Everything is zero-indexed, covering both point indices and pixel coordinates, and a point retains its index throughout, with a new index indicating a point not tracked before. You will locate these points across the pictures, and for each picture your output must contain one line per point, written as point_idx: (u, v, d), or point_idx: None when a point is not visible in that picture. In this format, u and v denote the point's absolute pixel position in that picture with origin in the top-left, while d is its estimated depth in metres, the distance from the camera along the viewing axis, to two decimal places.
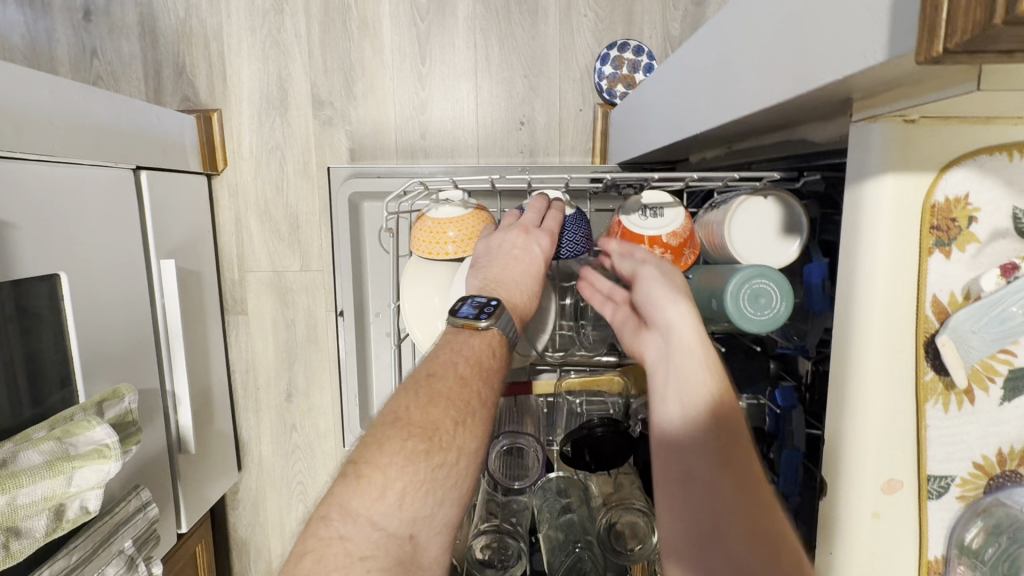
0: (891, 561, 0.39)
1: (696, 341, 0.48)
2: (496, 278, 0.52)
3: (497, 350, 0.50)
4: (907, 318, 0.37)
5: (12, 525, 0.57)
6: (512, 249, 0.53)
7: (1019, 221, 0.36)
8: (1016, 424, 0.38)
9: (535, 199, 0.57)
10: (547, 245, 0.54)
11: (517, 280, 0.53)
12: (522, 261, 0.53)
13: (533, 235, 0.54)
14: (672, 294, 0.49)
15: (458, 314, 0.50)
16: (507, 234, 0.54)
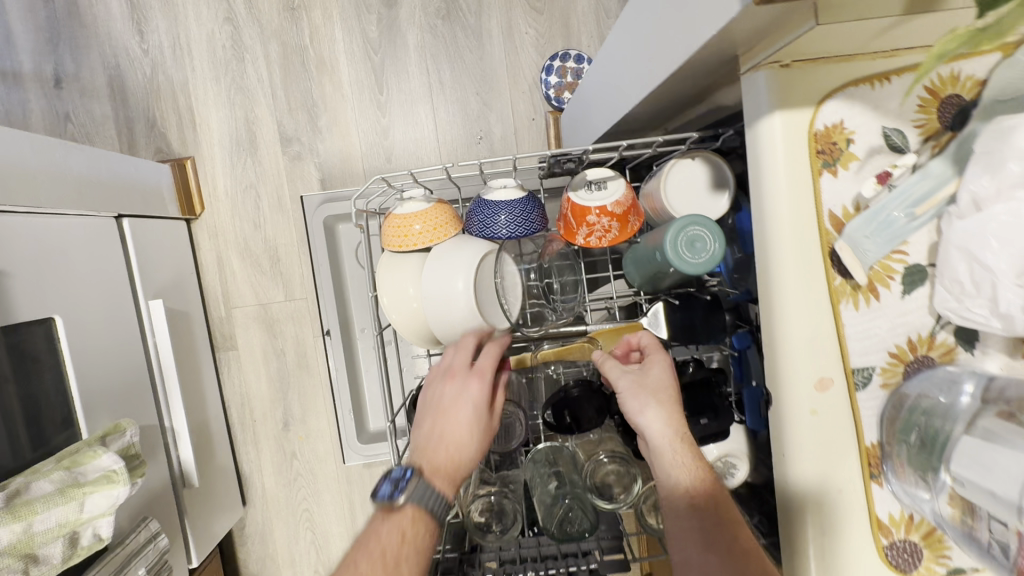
0: (833, 450, 0.45)
1: (670, 436, 0.54)
2: (427, 433, 0.57)
3: (410, 537, 0.52)
4: (810, 233, 0.42)
5: (30, 552, 0.60)
6: (444, 399, 0.57)
7: (889, 138, 0.42)
8: (919, 313, 0.43)
9: (463, 335, 0.60)
10: (475, 388, 0.58)
11: (450, 428, 0.57)
12: (446, 415, 0.57)
13: (462, 381, 0.58)
14: (643, 402, 0.56)
15: (376, 496, 0.54)
16: (440, 385, 0.59)
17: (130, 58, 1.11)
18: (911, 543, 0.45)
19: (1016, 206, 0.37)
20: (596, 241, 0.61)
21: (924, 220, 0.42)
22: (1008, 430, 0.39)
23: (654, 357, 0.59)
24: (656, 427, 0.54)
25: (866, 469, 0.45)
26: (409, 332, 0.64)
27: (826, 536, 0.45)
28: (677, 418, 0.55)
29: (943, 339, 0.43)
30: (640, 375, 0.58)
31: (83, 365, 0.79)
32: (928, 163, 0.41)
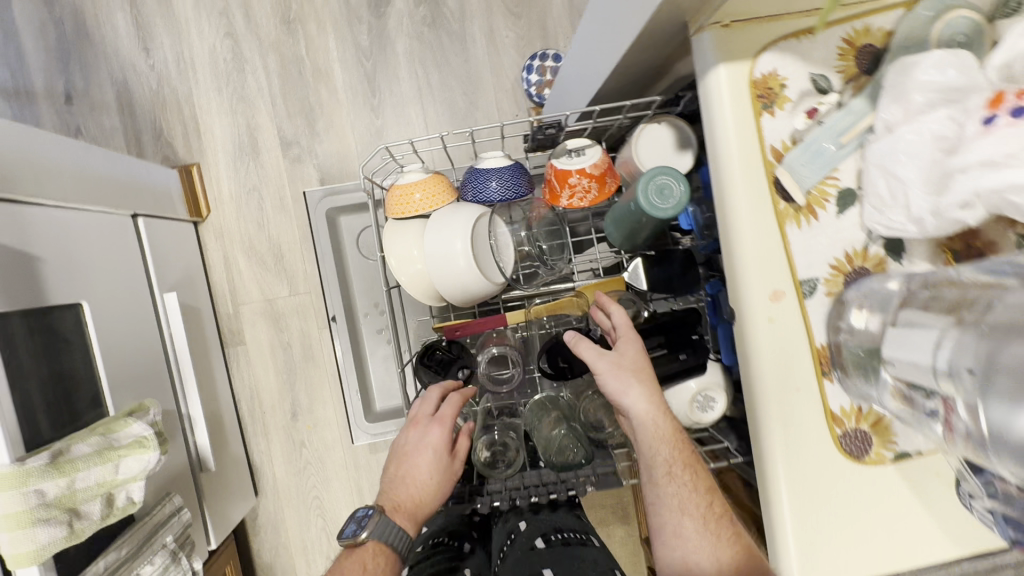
0: (789, 352, 0.52)
1: (654, 419, 0.61)
2: (394, 475, 0.64)
3: (371, 566, 0.56)
4: (757, 165, 0.50)
5: (73, 507, 0.65)
6: (409, 445, 0.64)
7: (816, 83, 0.50)
8: (853, 231, 0.51)
9: (430, 389, 0.67)
10: (435, 433, 0.64)
11: (414, 469, 0.63)
12: (409, 460, 0.63)
13: (425, 429, 0.64)
14: (627, 382, 0.62)
15: (342, 535, 0.59)
16: (406, 433, 0.65)
17: (137, 74, 1.18)
18: (861, 432, 0.52)
19: (918, 126, 0.45)
20: (578, 201, 0.69)
21: (849, 149, 0.50)
22: (923, 316, 0.46)
23: (628, 340, 0.64)
24: (642, 410, 0.61)
25: (818, 368, 0.52)
26: (414, 290, 0.71)
27: (789, 427, 0.52)
28: (657, 397, 0.61)
29: (876, 252, 0.51)
30: (616, 359, 0.63)
31: (108, 349, 0.84)
32: (849, 102, 0.49)
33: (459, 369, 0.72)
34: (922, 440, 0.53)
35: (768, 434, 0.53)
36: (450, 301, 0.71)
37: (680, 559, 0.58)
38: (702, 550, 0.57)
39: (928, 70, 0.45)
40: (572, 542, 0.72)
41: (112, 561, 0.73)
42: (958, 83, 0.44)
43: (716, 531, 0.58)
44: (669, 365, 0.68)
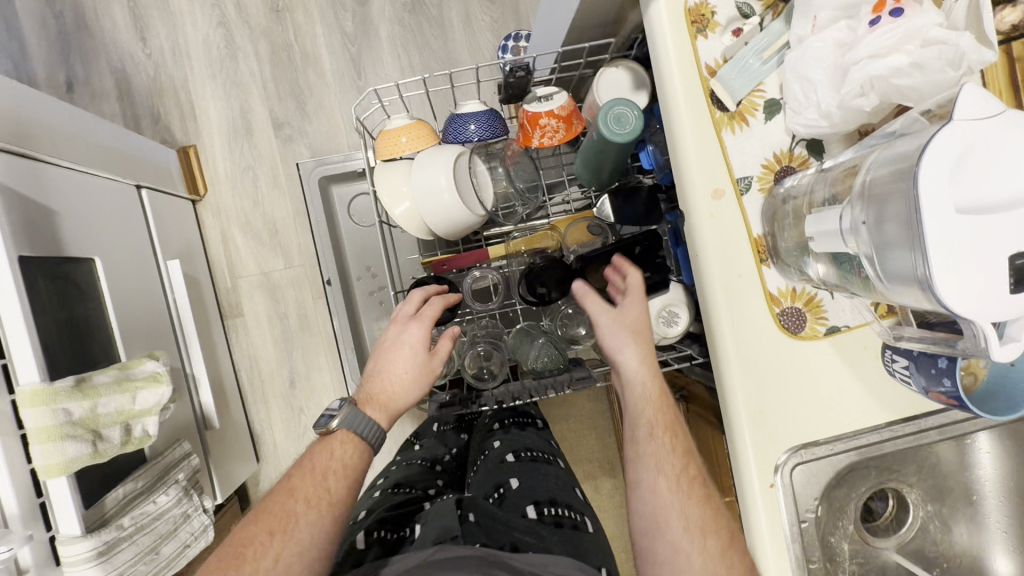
0: (730, 242, 0.60)
1: (644, 378, 0.67)
2: (373, 371, 0.68)
3: (339, 450, 0.62)
4: (695, 81, 0.58)
5: (96, 430, 0.71)
6: (388, 342, 0.69)
7: (742, 9, 0.58)
8: (780, 136, 0.59)
9: (414, 293, 0.73)
10: (413, 331, 0.69)
11: (391, 365, 0.68)
12: (388, 353, 0.68)
13: (405, 326, 0.70)
14: (623, 340, 0.69)
15: (316, 424, 0.64)
16: (387, 332, 0.70)
17: (135, 63, 1.26)
18: (797, 310, 0.60)
19: (823, 35, 0.54)
20: (549, 140, 0.76)
21: (771, 64, 0.58)
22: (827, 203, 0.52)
23: (636, 304, 0.71)
24: (633, 367, 0.68)
25: (757, 256, 0.60)
26: (406, 225, 0.79)
27: (736, 310, 0.60)
28: (648, 357, 0.68)
29: (800, 153, 0.59)
30: (621, 316, 0.70)
31: (119, 303, 0.90)
32: (770, 24, 0.57)
33: None
34: (850, 316, 0.61)
35: (719, 321, 0.61)
36: (438, 235, 0.79)
37: (651, 510, 0.60)
38: (671, 503, 0.60)
39: None
40: (539, 460, 0.79)
41: (130, 490, 0.79)
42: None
43: (686, 491, 0.61)
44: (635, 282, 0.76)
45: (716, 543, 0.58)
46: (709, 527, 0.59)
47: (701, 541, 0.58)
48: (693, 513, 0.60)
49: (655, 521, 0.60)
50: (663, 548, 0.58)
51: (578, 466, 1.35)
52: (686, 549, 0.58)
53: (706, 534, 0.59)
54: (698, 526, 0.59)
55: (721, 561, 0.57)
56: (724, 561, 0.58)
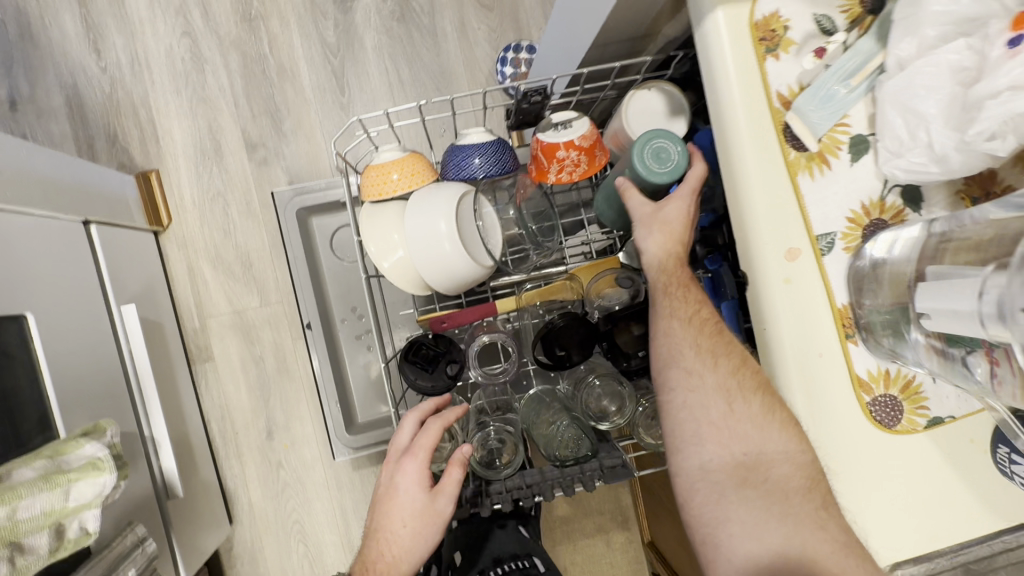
0: (810, 314, 0.48)
1: (667, 249, 0.54)
2: (374, 524, 0.60)
3: None
4: (764, 113, 0.47)
5: (14, 541, 0.57)
6: (385, 488, 0.60)
7: (820, 24, 0.47)
8: (870, 180, 0.47)
9: (407, 415, 0.62)
10: (406, 473, 0.58)
11: (389, 517, 0.58)
12: (386, 503, 0.59)
13: (399, 466, 0.59)
14: (647, 226, 0.55)
15: None
16: (386, 472, 0.61)
17: (88, 77, 1.12)
18: (891, 398, 0.48)
19: (934, 58, 0.42)
20: (568, 176, 0.64)
21: (859, 91, 0.47)
22: (957, 266, 0.42)
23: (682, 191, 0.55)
24: (651, 250, 0.55)
25: (841, 331, 0.48)
26: (395, 277, 0.66)
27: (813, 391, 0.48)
28: (676, 237, 0.54)
29: (893, 202, 0.48)
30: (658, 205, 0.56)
31: (60, 364, 0.77)
32: (857, 41, 0.46)
33: (447, 364, 0.65)
34: (956, 404, 0.49)
35: (794, 411, 0.49)
36: (437, 290, 0.66)
37: (663, 349, 0.53)
38: (684, 338, 0.52)
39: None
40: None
41: None
42: (974, 12, 0.41)
43: (700, 326, 0.53)
44: None
45: (729, 362, 0.51)
46: (723, 350, 0.52)
47: (714, 365, 0.51)
48: (706, 343, 0.53)
49: (666, 353, 0.53)
50: (675, 374, 0.52)
51: (589, 519, 1.22)
52: (697, 369, 0.52)
53: (719, 355, 0.52)
54: (710, 349, 0.52)
55: (734, 380, 0.51)
56: (737, 377, 0.51)
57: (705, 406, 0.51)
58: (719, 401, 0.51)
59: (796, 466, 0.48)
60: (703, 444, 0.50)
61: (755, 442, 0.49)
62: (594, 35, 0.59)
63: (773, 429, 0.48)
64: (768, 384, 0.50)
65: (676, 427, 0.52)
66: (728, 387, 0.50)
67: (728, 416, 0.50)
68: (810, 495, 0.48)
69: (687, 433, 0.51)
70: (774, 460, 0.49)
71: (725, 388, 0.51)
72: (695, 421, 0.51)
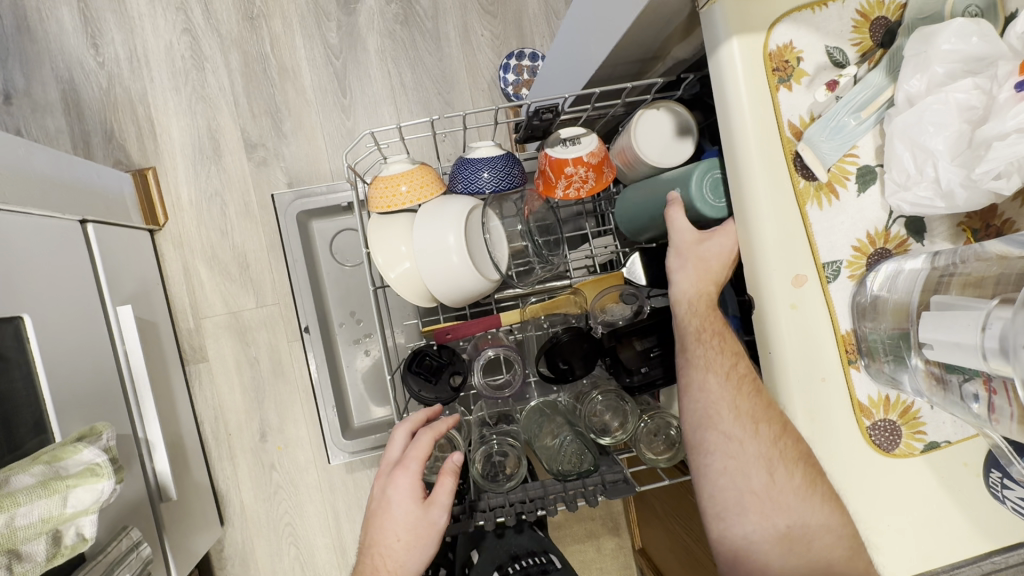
0: (814, 339, 0.49)
1: (700, 289, 0.56)
2: (369, 538, 0.59)
3: None
4: (776, 142, 0.48)
5: (12, 548, 0.57)
6: (377, 502, 0.59)
7: (832, 56, 0.48)
8: (876, 210, 0.49)
9: (397, 427, 0.62)
10: (397, 485, 0.58)
11: (382, 530, 0.58)
12: (379, 517, 0.58)
13: (390, 479, 0.59)
14: (683, 260, 0.56)
15: None
16: (377, 487, 0.61)
17: (85, 71, 1.10)
18: (890, 423, 0.50)
19: (942, 96, 0.44)
20: (575, 192, 0.64)
21: (868, 124, 0.48)
22: (962, 298, 0.43)
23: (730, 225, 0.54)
24: (681, 285, 0.56)
25: (844, 356, 0.49)
26: (401, 288, 0.66)
27: (833, 464, 0.50)
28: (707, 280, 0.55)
29: (897, 232, 0.49)
30: (699, 237, 0.55)
31: (56, 367, 0.76)
32: (866, 75, 0.47)
33: (450, 375, 0.65)
34: (951, 429, 0.50)
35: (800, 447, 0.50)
36: (442, 302, 0.66)
37: (701, 407, 0.54)
38: (721, 398, 0.53)
39: (951, 39, 0.43)
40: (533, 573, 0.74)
41: None
42: (981, 52, 0.43)
43: (738, 384, 0.52)
44: (673, 359, 0.65)
45: (771, 429, 0.50)
46: (764, 415, 0.51)
47: (755, 430, 0.51)
48: (745, 405, 0.52)
49: (705, 413, 0.54)
50: (715, 439, 0.53)
51: (581, 524, 1.23)
52: (738, 436, 0.52)
53: (760, 421, 0.51)
54: (751, 414, 0.51)
55: (776, 449, 0.50)
56: (778, 445, 0.50)
57: (746, 473, 0.53)
58: (761, 468, 0.52)
59: (839, 538, 0.50)
60: (746, 515, 0.52)
61: (797, 513, 0.51)
62: (607, 54, 0.60)
63: (814, 500, 0.51)
64: (808, 454, 0.50)
65: (716, 492, 0.53)
66: (769, 456, 0.51)
67: (769, 484, 0.52)
68: (852, 562, 0.49)
69: (728, 500, 0.53)
70: (817, 531, 0.51)
71: (767, 457, 0.51)
72: (736, 487, 0.53)
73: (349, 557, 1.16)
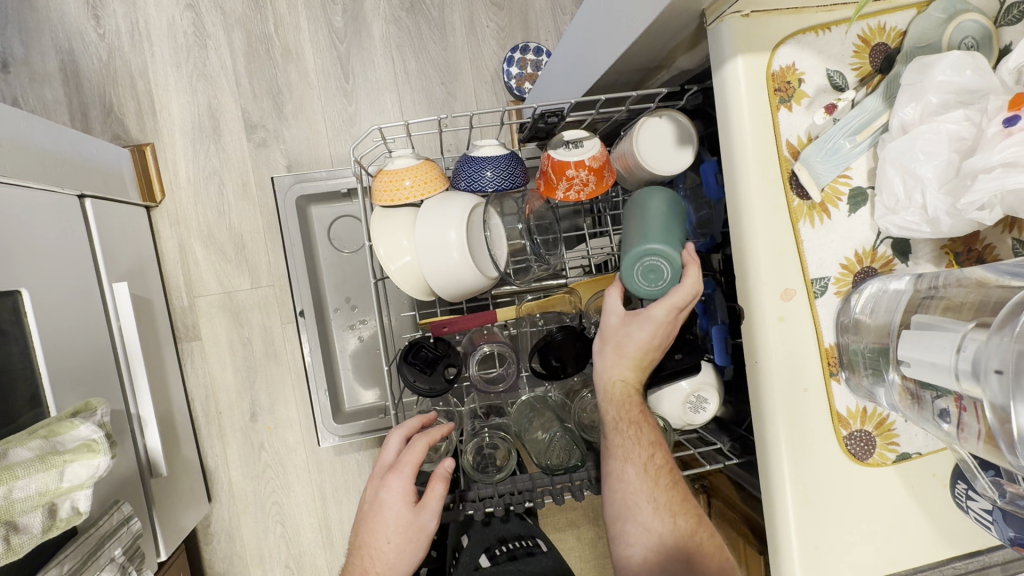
0: (799, 350, 0.51)
1: (618, 372, 0.59)
2: (358, 541, 0.61)
3: None
4: (773, 160, 0.49)
5: (9, 520, 0.58)
6: (369, 507, 0.61)
7: (833, 79, 0.50)
8: (865, 230, 0.51)
9: (391, 432, 0.64)
10: (390, 491, 0.60)
11: (372, 535, 0.59)
12: (370, 518, 0.60)
13: (384, 482, 0.61)
14: (603, 346, 0.61)
15: None
16: (369, 490, 0.62)
17: (85, 42, 1.09)
18: (866, 433, 0.52)
19: (935, 126, 0.46)
20: (576, 194, 0.65)
21: (863, 147, 0.49)
22: (942, 320, 0.45)
23: (655, 314, 0.57)
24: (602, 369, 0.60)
25: (827, 369, 0.51)
26: (401, 281, 0.67)
27: (813, 470, 0.51)
28: (629, 364, 0.59)
29: (883, 252, 0.51)
30: (623, 321, 0.60)
31: (52, 342, 0.76)
32: (864, 100, 0.49)
33: (445, 367, 0.66)
34: (923, 441, 0.53)
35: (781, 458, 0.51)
36: (441, 296, 0.67)
37: (622, 499, 0.57)
38: (639, 488, 0.57)
39: (946, 71, 0.45)
40: (518, 554, 0.77)
41: None
42: (974, 85, 0.45)
43: (654, 476, 0.57)
44: None
45: (686, 521, 0.58)
46: (680, 508, 0.58)
47: (673, 521, 0.58)
48: (662, 497, 0.58)
49: (627, 506, 0.57)
50: (635, 531, 0.57)
51: (561, 513, 1.25)
52: (657, 527, 0.57)
53: (677, 514, 0.58)
54: (667, 505, 0.58)
55: (692, 538, 0.58)
56: (694, 536, 0.58)
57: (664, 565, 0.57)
58: (679, 559, 0.57)
59: None
60: None
61: None
62: (615, 60, 0.60)
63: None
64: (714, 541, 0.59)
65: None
66: (685, 545, 0.57)
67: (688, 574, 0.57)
68: None
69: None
70: None
71: (683, 548, 0.57)
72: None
73: (334, 537, 1.18)
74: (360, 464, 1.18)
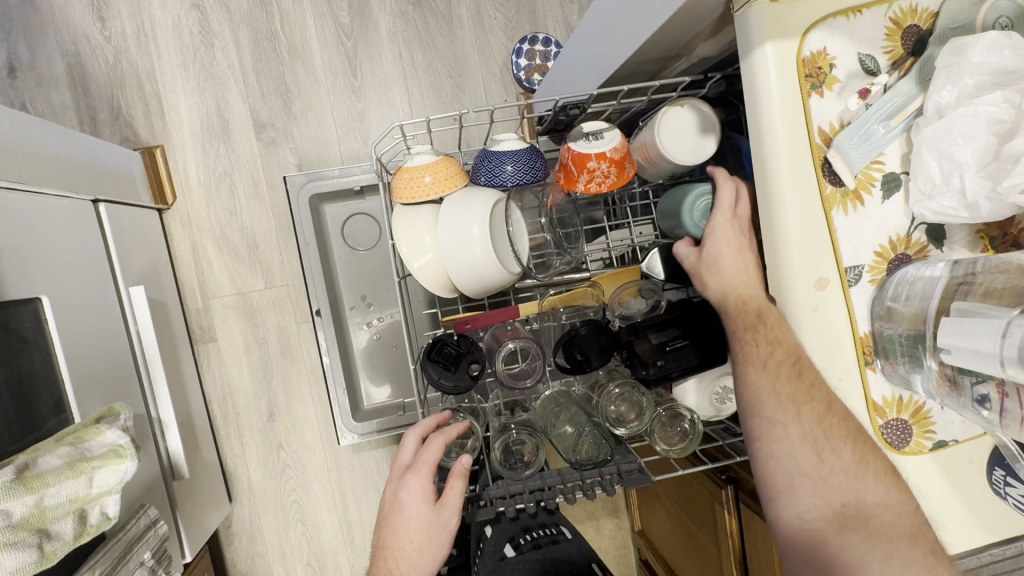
0: (834, 341, 0.50)
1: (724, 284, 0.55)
2: (382, 542, 0.61)
3: None
4: (805, 146, 0.48)
5: (42, 527, 0.58)
6: (390, 506, 0.61)
7: (864, 63, 0.49)
8: (898, 218, 0.50)
9: (408, 433, 0.64)
10: (410, 488, 0.60)
11: (395, 535, 0.59)
12: (392, 519, 0.60)
13: (403, 482, 0.60)
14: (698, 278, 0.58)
15: None
16: (390, 492, 0.62)
17: (91, 45, 1.09)
18: (902, 422, 0.52)
19: (974, 108, 0.45)
20: (597, 186, 0.64)
21: (897, 131, 0.49)
22: (983, 306, 0.45)
23: (715, 222, 0.57)
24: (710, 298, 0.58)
25: (861, 357, 0.51)
26: (424, 279, 0.66)
27: None
28: (727, 271, 0.55)
29: (918, 238, 0.51)
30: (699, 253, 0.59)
31: (74, 348, 0.76)
32: (897, 83, 0.48)
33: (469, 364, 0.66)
34: (961, 428, 0.52)
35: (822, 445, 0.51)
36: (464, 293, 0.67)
37: (745, 395, 0.54)
38: (760, 386, 0.52)
39: (984, 52, 0.44)
40: (543, 542, 0.78)
41: None
42: (1013, 65, 0.44)
43: (775, 370, 0.51)
44: (696, 350, 0.65)
45: (814, 412, 0.49)
46: (806, 397, 0.49)
47: (797, 413, 0.50)
48: (786, 390, 0.50)
49: (750, 397, 0.53)
50: (758, 426, 0.52)
51: (580, 506, 1.25)
52: (781, 420, 0.51)
53: (802, 403, 0.50)
54: (793, 397, 0.50)
55: (821, 429, 0.49)
56: (824, 425, 0.49)
57: (793, 457, 0.51)
58: (807, 451, 0.50)
59: (897, 514, 0.48)
60: (799, 494, 0.50)
61: (852, 493, 0.49)
62: (635, 50, 0.60)
63: (869, 479, 0.49)
64: (856, 430, 0.50)
65: (766, 474, 0.52)
66: (815, 438, 0.50)
67: (819, 467, 0.50)
68: (915, 541, 0.47)
69: (780, 483, 0.51)
70: (875, 510, 0.48)
71: (812, 439, 0.50)
72: (787, 469, 0.51)
73: (355, 534, 1.19)
74: (379, 461, 1.19)
